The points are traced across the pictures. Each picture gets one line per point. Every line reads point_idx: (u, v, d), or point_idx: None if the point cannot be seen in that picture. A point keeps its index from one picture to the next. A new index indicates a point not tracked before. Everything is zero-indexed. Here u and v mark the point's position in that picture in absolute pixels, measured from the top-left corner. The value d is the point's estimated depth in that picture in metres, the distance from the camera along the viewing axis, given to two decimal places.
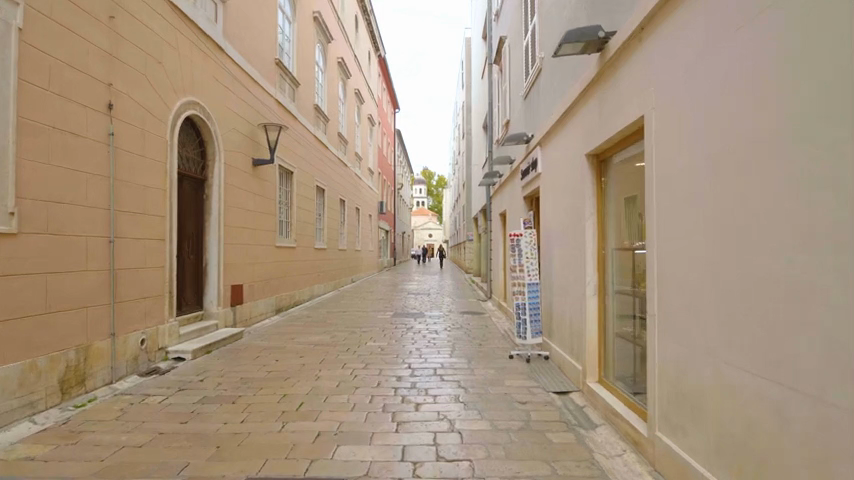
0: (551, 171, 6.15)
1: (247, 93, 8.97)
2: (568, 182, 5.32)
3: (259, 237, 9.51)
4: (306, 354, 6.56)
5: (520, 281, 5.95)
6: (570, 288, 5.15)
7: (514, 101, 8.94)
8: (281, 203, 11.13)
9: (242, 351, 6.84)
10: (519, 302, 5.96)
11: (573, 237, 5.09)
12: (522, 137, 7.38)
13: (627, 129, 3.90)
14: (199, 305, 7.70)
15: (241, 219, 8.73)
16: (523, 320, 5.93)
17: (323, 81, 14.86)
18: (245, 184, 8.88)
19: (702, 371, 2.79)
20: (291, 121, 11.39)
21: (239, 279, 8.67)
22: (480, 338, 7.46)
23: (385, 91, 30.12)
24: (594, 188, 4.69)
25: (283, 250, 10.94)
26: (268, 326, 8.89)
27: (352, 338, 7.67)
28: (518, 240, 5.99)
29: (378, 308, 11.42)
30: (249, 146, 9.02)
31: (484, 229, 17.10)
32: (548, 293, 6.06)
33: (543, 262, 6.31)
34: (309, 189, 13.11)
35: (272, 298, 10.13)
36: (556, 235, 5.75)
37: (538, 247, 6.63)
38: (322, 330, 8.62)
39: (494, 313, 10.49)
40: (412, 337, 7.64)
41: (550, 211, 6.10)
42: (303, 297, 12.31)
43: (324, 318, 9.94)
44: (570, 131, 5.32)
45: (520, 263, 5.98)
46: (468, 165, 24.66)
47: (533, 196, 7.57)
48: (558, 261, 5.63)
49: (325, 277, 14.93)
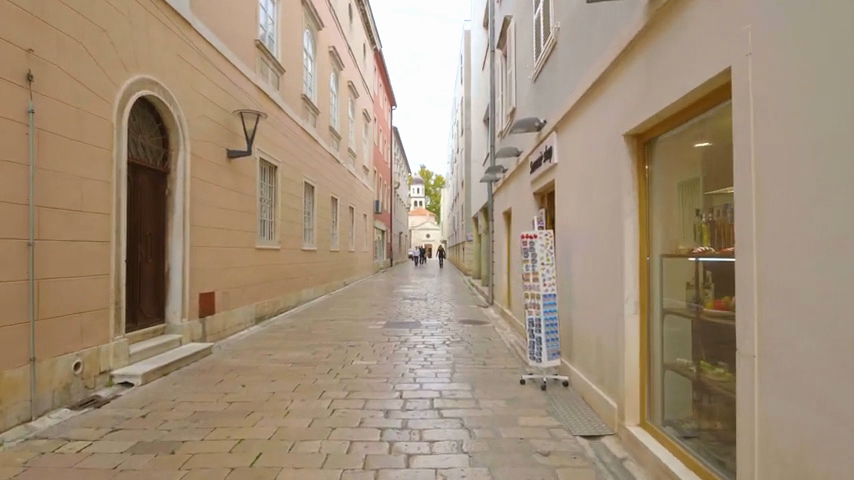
0: (571, 160, 5.14)
1: (220, 75, 7.94)
2: (596, 172, 4.31)
3: (235, 238, 8.48)
4: (280, 378, 5.53)
5: (534, 291, 4.93)
6: (599, 303, 4.14)
7: (521, 84, 7.92)
8: (263, 200, 10.07)
9: (205, 374, 5.82)
10: (533, 317, 4.95)
11: (603, 240, 4.07)
12: (533, 123, 6.35)
13: (690, 97, 2.92)
14: (160, 317, 6.68)
15: (211, 218, 7.68)
16: (537, 339, 4.93)
17: (312, 71, 13.81)
18: (216, 178, 7.83)
19: (831, 451, 1.81)
20: (274, 111, 10.34)
21: (210, 286, 7.62)
22: (484, 356, 6.44)
23: (381, 87, 29.10)
24: (635, 178, 3.68)
25: (264, 252, 9.89)
26: (243, 339, 7.86)
27: (337, 355, 6.63)
28: (532, 242, 4.97)
29: (371, 316, 10.39)
30: (222, 136, 7.99)
31: (484, 230, 16.09)
32: (568, 305, 5.04)
33: (560, 268, 5.31)
34: (295, 186, 12.06)
35: (250, 306, 9.10)
36: (579, 236, 4.74)
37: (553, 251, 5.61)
38: (305, 343, 7.58)
39: (497, 322, 9.48)
40: (408, 354, 6.57)
41: (571, 208, 5.08)
42: (288, 303, 11.26)
43: (309, 328, 8.89)
44: (600, 108, 4.31)
45: (534, 271, 4.96)
46: (467, 164, 23.65)
47: (546, 191, 6.57)
48: (582, 268, 4.62)
49: (315, 281, 13.87)
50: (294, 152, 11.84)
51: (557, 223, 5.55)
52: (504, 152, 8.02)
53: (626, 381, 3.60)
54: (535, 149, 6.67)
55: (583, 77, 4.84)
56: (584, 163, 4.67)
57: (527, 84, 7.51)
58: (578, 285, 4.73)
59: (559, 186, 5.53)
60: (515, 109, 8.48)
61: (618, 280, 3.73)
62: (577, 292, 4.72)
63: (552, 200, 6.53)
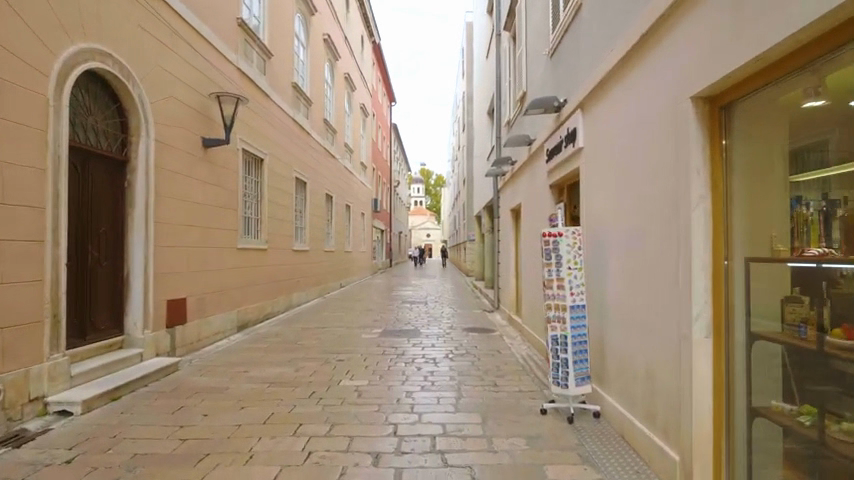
0: (604, 142, 4.21)
1: (193, 53, 7.02)
2: (642, 153, 3.38)
3: (213, 238, 7.58)
4: (252, 404, 4.63)
5: (561, 303, 4.02)
6: (650, 320, 3.21)
7: (534, 63, 7.01)
8: (246, 196, 9.15)
9: (164, 398, 4.90)
10: (557, 334, 4.06)
11: (655, 239, 3.14)
12: (551, 103, 5.43)
13: (808, 31, 1.98)
14: (118, 329, 5.76)
15: (182, 214, 6.76)
16: (563, 361, 4.03)
17: (305, 58, 12.87)
18: (189, 170, 6.93)
19: None
20: (259, 98, 9.40)
21: (181, 291, 6.70)
22: (494, 375, 5.51)
23: (380, 82, 28.23)
24: (706, 156, 2.71)
25: (248, 253, 8.96)
26: (219, 352, 6.94)
27: (323, 373, 5.71)
28: (557, 243, 4.06)
29: (366, 322, 9.49)
30: (197, 122, 7.09)
31: (487, 229, 15.19)
32: (602, 319, 4.11)
33: (592, 273, 4.36)
34: (285, 181, 11.14)
35: (232, 313, 8.18)
36: (617, 234, 3.82)
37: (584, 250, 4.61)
38: (288, 357, 6.65)
39: (505, 330, 8.57)
40: (407, 373, 5.63)
41: (604, 200, 4.15)
42: (276, 308, 10.36)
43: (296, 337, 7.99)
44: (648, 72, 3.37)
45: (558, 277, 4.04)
46: (468, 162, 22.72)
47: (566, 182, 5.66)
48: (623, 275, 3.69)
49: (307, 283, 12.93)
50: (283, 144, 10.92)
51: (585, 219, 4.62)
52: (513, 140, 7.12)
53: (691, 428, 2.67)
54: (552, 134, 5.77)
55: (620, 36, 3.90)
56: (624, 144, 3.73)
57: (541, 62, 6.62)
58: (616, 297, 3.81)
59: (587, 174, 4.60)
60: (526, 92, 7.58)
61: (680, 293, 2.80)
62: (617, 304, 3.80)
63: (574, 193, 5.61)
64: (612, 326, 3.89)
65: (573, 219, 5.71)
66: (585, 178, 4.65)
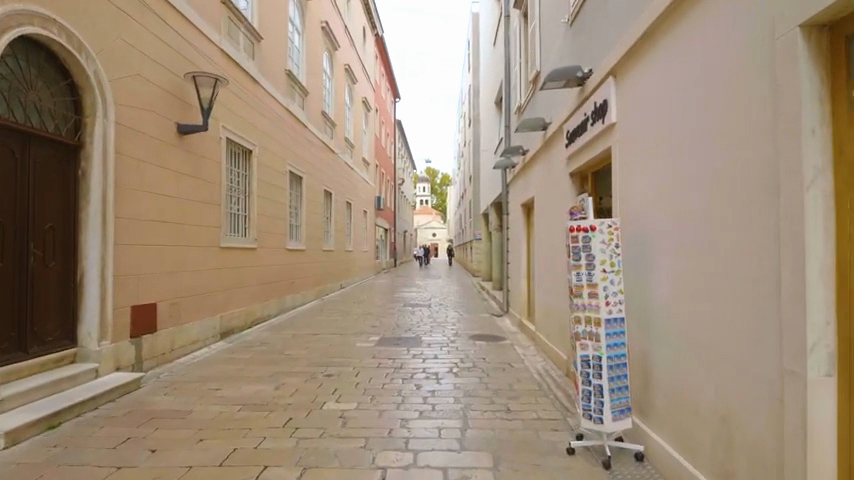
0: (645, 116, 3.38)
1: (164, 27, 6.23)
2: (712, 121, 2.56)
3: (190, 236, 6.79)
4: (215, 435, 3.83)
5: (595, 316, 3.19)
6: (726, 342, 2.40)
7: (550, 36, 6.15)
8: (232, 191, 8.36)
9: (112, 425, 4.10)
10: (588, 355, 3.23)
11: (734, 233, 2.32)
12: (574, 73, 4.60)
13: None
14: (70, 341, 4.95)
15: (152, 208, 5.97)
16: (596, 387, 3.20)
17: (301, 45, 12.06)
18: (160, 159, 6.14)
19: None
20: (246, 83, 8.61)
21: (151, 296, 5.92)
22: (509, 398, 4.66)
23: (383, 77, 27.36)
24: (825, 112, 1.89)
25: (234, 253, 8.16)
26: (194, 364, 6.16)
27: (306, 393, 4.89)
28: (589, 239, 3.22)
29: (364, 328, 8.66)
30: (170, 106, 6.28)
31: (495, 228, 14.33)
32: (646, 335, 3.30)
33: (633, 277, 3.52)
34: (278, 175, 10.34)
35: (213, 320, 7.38)
36: (668, 230, 3.01)
37: (623, 247, 3.73)
38: (271, 371, 5.83)
39: (517, 338, 7.72)
40: (403, 393, 4.81)
41: (648, 188, 3.33)
42: (267, 312, 9.56)
43: (284, 346, 7.19)
44: (715, 12, 2.54)
45: (590, 282, 3.22)
46: (475, 158, 21.84)
47: (592, 169, 4.82)
48: (678, 281, 2.88)
49: (303, 285, 12.12)
50: (275, 136, 10.12)
51: (622, 211, 3.80)
52: (527, 124, 6.28)
53: None
54: (574, 113, 4.92)
55: None
56: (678, 111, 2.91)
57: (559, 33, 5.76)
58: (670, 308, 2.99)
59: (622, 157, 3.78)
60: (541, 71, 6.71)
61: (782, 310, 1.99)
62: (670, 319, 2.98)
63: (602, 181, 4.77)
64: (663, 346, 3.08)
65: (600, 212, 4.89)
66: (619, 162, 3.83)
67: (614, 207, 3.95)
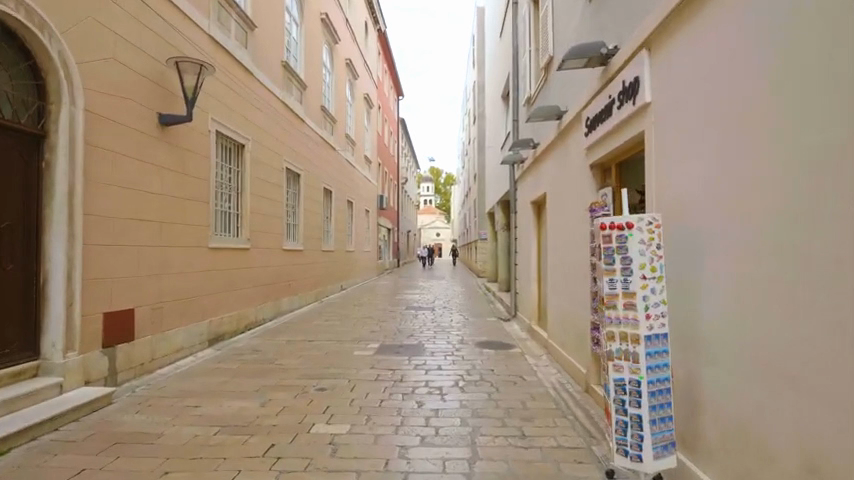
0: (692, 91, 2.86)
1: (145, 8, 5.71)
2: (801, 90, 2.01)
3: (175, 236, 6.29)
4: (186, 466, 3.30)
5: (633, 331, 2.66)
6: (828, 373, 1.86)
7: (566, 15, 5.59)
8: (223, 187, 7.85)
9: (70, 452, 3.58)
10: (623, 379, 2.70)
11: (843, 230, 1.78)
12: (598, 50, 4.06)
13: None
14: (32, 353, 4.43)
15: (130, 206, 5.45)
16: (634, 419, 2.67)
17: (299, 36, 11.53)
18: (140, 152, 5.62)
19: None
20: (238, 73, 8.10)
21: (128, 301, 5.40)
22: (523, 419, 4.12)
23: (386, 73, 26.81)
24: None
25: (224, 253, 7.64)
26: (176, 375, 5.64)
27: (295, 412, 4.37)
28: (625, 239, 2.69)
29: (364, 334, 8.13)
30: (150, 94, 5.74)
31: (502, 227, 13.77)
32: (698, 351, 2.78)
33: (679, 284, 2.98)
34: (274, 172, 9.81)
35: (201, 325, 6.86)
36: (729, 225, 2.50)
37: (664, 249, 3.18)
38: (258, 383, 5.30)
39: (528, 346, 7.17)
40: (403, 413, 4.28)
41: (699, 176, 2.82)
42: (261, 316, 9.04)
43: (276, 355, 6.67)
44: None
45: (626, 291, 2.69)
46: (480, 156, 21.26)
47: (618, 159, 4.35)
48: (747, 287, 2.37)
49: (300, 287, 11.58)
50: (270, 130, 9.60)
51: (662, 208, 3.25)
52: (540, 113, 5.75)
53: None
54: (597, 96, 4.38)
55: None
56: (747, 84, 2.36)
57: (576, 11, 5.20)
58: (733, 321, 2.46)
59: (660, 140, 3.26)
60: (555, 56, 6.16)
61: None
62: (734, 335, 2.46)
63: (632, 173, 4.22)
64: (723, 371, 2.53)
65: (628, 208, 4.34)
66: (657, 148, 3.30)
67: (650, 200, 3.42)
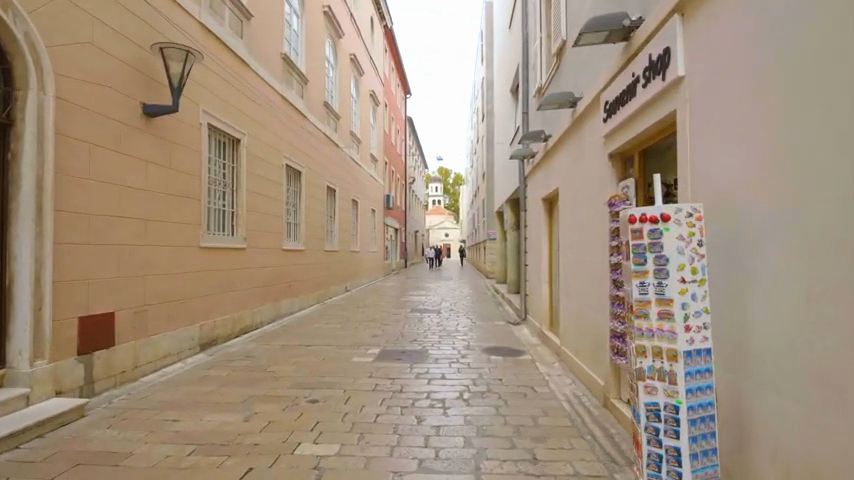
0: (738, 56, 2.41)
1: None
2: None
3: (163, 234, 5.91)
4: None
5: (669, 346, 2.22)
6: None
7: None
8: (217, 184, 7.47)
9: (23, 476, 3.18)
10: (657, 403, 2.26)
11: None
12: (620, 22, 3.62)
13: None
14: None
15: (110, 201, 5.07)
16: (670, 452, 2.23)
17: (300, 28, 11.15)
18: (122, 144, 5.25)
19: None
20: (232, 64, 7.72)
21: (107, 303, 5.03)
22: (534, 439, 3.66)
23: (392, 71, 26.36)
24: None
25: (218, 253, 7.26)
26: (160, 384, 5.25)
27: (281, 427, 3.95)
28: (659, 234, 2.25)
29: (364, 339, 7.70)
30: (132, 82, 5.38)
31: (510, 227, 13.28)
32: (751, 367, 2.31)
33: (726, 288, 2.50)
34: (272, 168, 9.43)
35: (191, 329, 6.47)
36: (795, 215, 2.02)
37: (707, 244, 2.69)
38: (246, 393, 4.89)
39: (539, 353, 6.70)
40: (400, 431, 3.84)
41: (746, 156, 2.37)
42: (259, 319, 8.65)
43: (270, 361, 6.26)
44: None
45: (661, 297, 2.24)
46: (488, 154, 20.76)
47: (642, 145, 3.89)
48: (816, 291, 1.92)
49: (302, 288, 11.18)
50: (268, 125, 9.23)
51: (700, 198, 2.78)
52: (553, 100, 5.33)
53: None
54: (619, 77, 3.93)
55: None
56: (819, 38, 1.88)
57: None
58: (800, 333, 1.99)
59: (697, 116, 2.78)
60: (568, 38, 5.69)
61: None
62: (801, 351, 1.99)
63: (662, 159, 3.74)
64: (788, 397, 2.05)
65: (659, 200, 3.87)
66: (693, 126, 2.83)
67: (683, 188, 2.96)
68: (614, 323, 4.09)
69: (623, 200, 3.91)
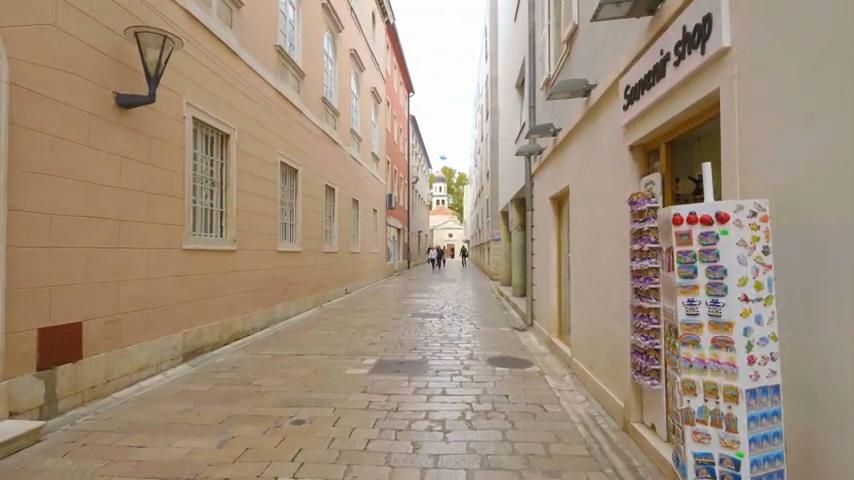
0: (813, 15, 1.90)
1: None
2: None
3: (141, 237, 5.47)
4: None
5: (729, 382, 1.85)
6: None
7: None
8: (205, 182, 7.01)
9: None
10: (712, 452, 1.90)
11: None
12: None
13: None
14: None
15: (77, 201, 4.62)
16: None
17: (296, 20, 10.69)
18: (90, 137, 4.77)
19: None
20: (220, 55, 7.26)
21: (74, 312, 4.58)
22: (547, 474, 3.17)
23: (394, 68, 25.87)
24: None
25: (204, 256, 6.80)
26: (133, 400, 4.79)
27: (258, 456, 3.48)
28: (714, 239, 1.89)
29: (361, 347, 7.22)
30: (104, 70, 4.93)
31: (516, 227, 12.77)
32: (837, 414, 1.79)
33: (796, 306, 2.00)
34: (266, 166, 8.96)
35: (173, 338, 6.01)
36: None
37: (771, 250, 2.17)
38: (225, 412, 4.41)
39: (548, 364, 6.20)
40: (394, 461, 3.36)
41: (824, 143, 1.87)
42: (250, 325, 8.20)
43: (257, 373, 5.80)
44: None
45: (717, 322, 1.89)
46: (492, 152, 20.24)
47: (669, 134, 3.39)
48: None
49: (298, 292, 10.73)
50: (261, 120, 8.76)
51: (753, 194, 2.28)
52: (565, 88, 4.84)
53: None
54: (642, 59, 3.45)
55: None
56: None
57: None
58: None
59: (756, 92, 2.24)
60: (581, 20, 5.19)
61: None
62: None
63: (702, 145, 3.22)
64: None
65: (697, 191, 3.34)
66: (749, 104, 2.30)
67: (732, 179, 2.43)
68: (635, 337, 3.62)
69: (648, 198, 3.43)
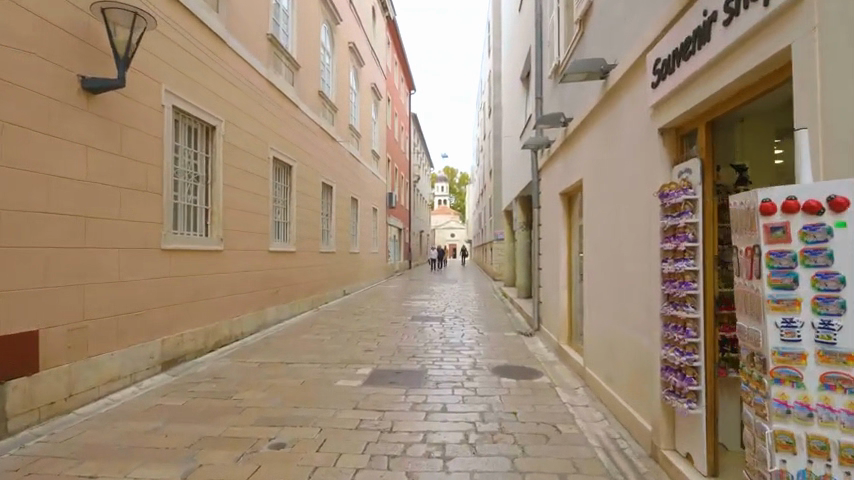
0: None
1: None
2: None
3: (110, 234, 4.95)
4: None
5: (849, 439, 1.70)
6: None
7: None
8: (188, 177, 6.52)
9: None
10: None
11: None
12: None
13: None
14: None
15: (32, 193, 4.10)
16: None
17: (290, 9, 10.19)
18: (50, 122, 4.27)
19: None
20: (205, 40, 6.76)
21: (28, 319, 4.07)
22: None
23: (395, 65, 25.37)
24: None
25: (186, 256, 6.30)
26: (97, 417, 4.28)
27: None
28: (825, 234, 1.73)
29: (355, 354, 6.70)
30: (66, 50, 4.42)
31: (520, 226, 12.23)
32: None
33: None
34: (256, 161, 8.45)
35: (149, 346, 5.51)
36: None
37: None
38: (198, 432, 3.90)
39: (558, 374, 5.68)
40: None
41: None
42: (238, 329, 7.68)
43: (240, 384, 5.28)
44: None
45: (828, 358, 1.74)
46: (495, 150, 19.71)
47: (710, 112, 2.89)
48: None
49: (293, 294, 10.20)
50: (252, 112, 8.25)
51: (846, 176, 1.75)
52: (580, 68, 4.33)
53: None
54: (677, 26, 2.95)
55: None
56: None
57: None
58: None
59: None
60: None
61: None
62: None
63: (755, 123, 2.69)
64: None
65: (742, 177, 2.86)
66: (849, 57, 1.75)
67: (816, 151, 1.88)
68: (666, 352, 3.09)
69: (683, 188, 2.99)
